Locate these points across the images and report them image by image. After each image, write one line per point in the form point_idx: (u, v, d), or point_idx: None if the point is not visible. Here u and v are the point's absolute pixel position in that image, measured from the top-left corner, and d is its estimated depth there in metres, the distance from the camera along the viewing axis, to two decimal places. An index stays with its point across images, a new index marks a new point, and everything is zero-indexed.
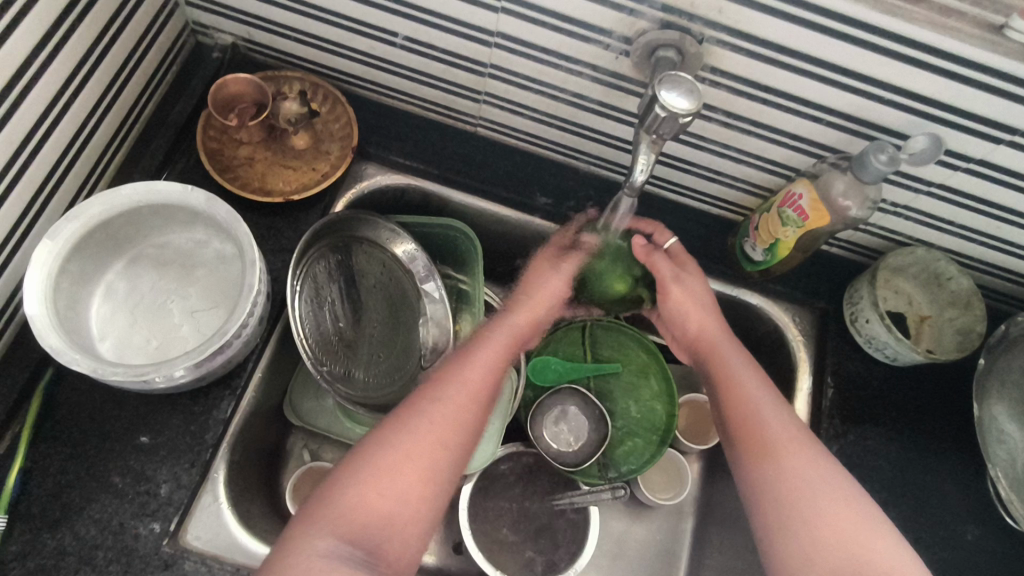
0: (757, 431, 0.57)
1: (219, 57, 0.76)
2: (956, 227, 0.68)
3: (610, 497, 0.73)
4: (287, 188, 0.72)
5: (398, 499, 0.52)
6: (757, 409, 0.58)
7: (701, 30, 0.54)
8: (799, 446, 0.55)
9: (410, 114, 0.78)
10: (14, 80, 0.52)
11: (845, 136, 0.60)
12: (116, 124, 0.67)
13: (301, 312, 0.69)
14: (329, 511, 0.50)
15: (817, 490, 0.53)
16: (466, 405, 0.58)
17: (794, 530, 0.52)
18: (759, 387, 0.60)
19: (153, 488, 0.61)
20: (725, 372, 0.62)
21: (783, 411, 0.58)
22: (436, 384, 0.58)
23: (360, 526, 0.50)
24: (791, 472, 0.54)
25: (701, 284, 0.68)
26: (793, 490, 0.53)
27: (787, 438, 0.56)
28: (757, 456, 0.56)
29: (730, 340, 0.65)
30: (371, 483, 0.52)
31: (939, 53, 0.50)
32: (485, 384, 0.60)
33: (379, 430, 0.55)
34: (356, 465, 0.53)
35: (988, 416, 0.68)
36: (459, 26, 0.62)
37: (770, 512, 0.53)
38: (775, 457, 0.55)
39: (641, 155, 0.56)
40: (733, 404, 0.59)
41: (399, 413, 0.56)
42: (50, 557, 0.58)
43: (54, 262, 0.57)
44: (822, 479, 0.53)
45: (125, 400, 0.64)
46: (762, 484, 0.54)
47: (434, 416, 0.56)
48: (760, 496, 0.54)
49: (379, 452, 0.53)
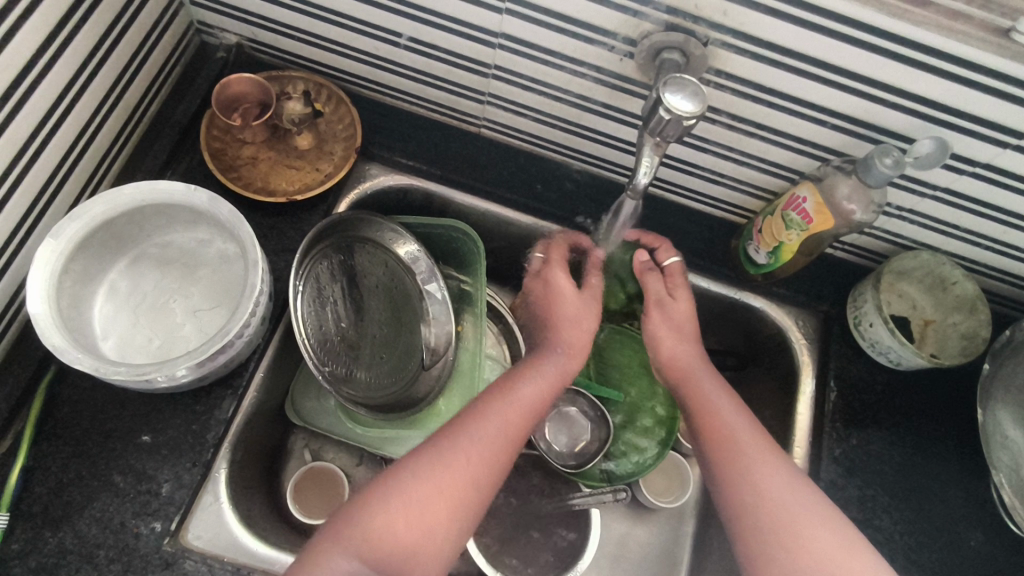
0: (727, 447, 0.57)
1: (223, 57, 0.76)
2: (961, 231, 0.68)
3: (612, 499, 0.74)
4: (290, 189, 0.72)
5: (429, 529, 0.52)
6: (730, 428, 0.59)
7: (706, 33, 0.54)
8: (771, 463, 0.56)
9: (414, 115, 0.78)
10: (19, 80, 0.52)
11: (850, 140, 0.60)
12: (120, 124, 0.67)
13: (303, 313, 0.69)
14: (359, 529, 0.50)
15: (793, 504, 0.53)
16: (506, 438, 0.58)
17: (773, 548, 0.52)
18: (737, 405, 0.61)
19: (155, 487, 0.61)
20: (701, 397, 0.62)
21: (756, 431, 0.58)
22: (478, 413, 0.59)
23: (387, 552, 0.50)
24: (767, 487, 0.54)
25: (687, 311, 0.68)
26: (769, 509, 0.53)
27: (760, 456, 0.56)
28: (732, 474, 0.56)
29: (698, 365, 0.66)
30: (406, 510, 0.52)
31: (945, 55, 0.49)
32: (527, 418, 0.61)
33: (419, 456, 0.55)
34: (391, 488, 0.53)
35: (992, 421, 0.68)
36: (463, 27, 0.62)
37: (748, 533, 0.53)
38: (748, 472, 0.55)
39: (646, 158, 0.56)
40: (705, 425, 0.60)
41: (441, 440, 0.56)
42: (51, 556, 0.58)
43: (57, 261, 0.57)
44: (796, 495, 0.54)
45: (127, 399, 0.64)
46: (739, 502, 0.54)
47: (477, 449, 0.56)
48: (738, 515, 0.54)
49: (418, 477, 0.53)
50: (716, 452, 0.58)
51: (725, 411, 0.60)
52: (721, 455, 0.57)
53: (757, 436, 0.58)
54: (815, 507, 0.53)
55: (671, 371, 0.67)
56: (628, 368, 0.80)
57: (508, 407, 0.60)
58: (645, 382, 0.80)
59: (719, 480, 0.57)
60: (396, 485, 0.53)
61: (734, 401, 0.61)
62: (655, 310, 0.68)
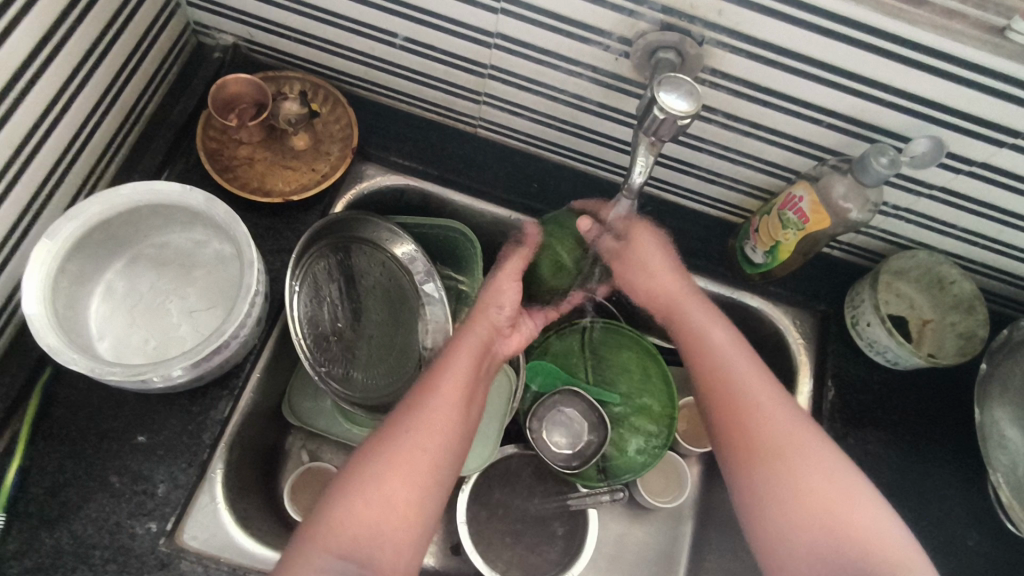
0: (749, 446, 0.57)
1: (219, 57, 0.76)
2: (959, 231, 0.68)
3: (609, 499, 0.75)
4: (286, 189, 0.72)
5: (387, 512, 0.52)
6: (751, 424, 0.58)
7: (702, 32, 0.54)
8: (805, 467, 0.55)
9: (411, 115, 0.78)
10: (14, 81, 0.52)
11: (845, 139, 0.60)
12: (116, 125, 0.67)
13: (300, 312, 0.68)
14: (324, 526, 0.51)
15: (824, 516, 0.53)
16: (448, 413, 0.58)
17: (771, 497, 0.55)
18: (761, 394, 0.59)
19: (151, 488, 0.61)
20: (706, 356, 0.63)
21: (756, 368, 0.61)
22: (417, 395, 0.58)
23: (353, 540, 0.51)
24: (792, 494, 0.54)
25: (650, 249, 0.72)
26: (775, 456, 0.56)
27: (765, 396, 0.59)
28: (750, 478, 0.56)
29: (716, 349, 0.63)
30: (360, 495, 0.52)
31: (939, 54, 0.49)
32: (465, 385, 0.60)
33: (366, 446, 0.55)
34: (347, 479, 0.53)
35: (989, 420, 0.67)
36: (458, 27, 0.62)
37: (753, 492, 0.56)
38: (760, 424, 0.57)
39: (641, 156, 0.56)
40: (727, 420, 0.59)
41: (386, 425, 0.57)
42: (47, 556, 0.58)
43: (53, 261, 0.57)
44: (796, 434, 0.56)
45: (124, 399, 0.64)
46: (747, 464, 0.57)
47: (420, 425, 0.56)
48: (743, 471, 0.57)
49: (367, 462, 0.54)
50: (733, 450, 0.58)
51: (746, 403, 0.59)
52: (741, 454, 0.57)
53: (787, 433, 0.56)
54: (846, 517, 0.52)
55: (687, 345, 0.65)
56: (624, 368, 0.80)
57: (439, 382, 0.59)
58: (642, 379, 0.79)
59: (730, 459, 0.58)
60: (348, 476, 0.53)
61: (755, 378, 0.60)
62: (620, 261, 0.73)
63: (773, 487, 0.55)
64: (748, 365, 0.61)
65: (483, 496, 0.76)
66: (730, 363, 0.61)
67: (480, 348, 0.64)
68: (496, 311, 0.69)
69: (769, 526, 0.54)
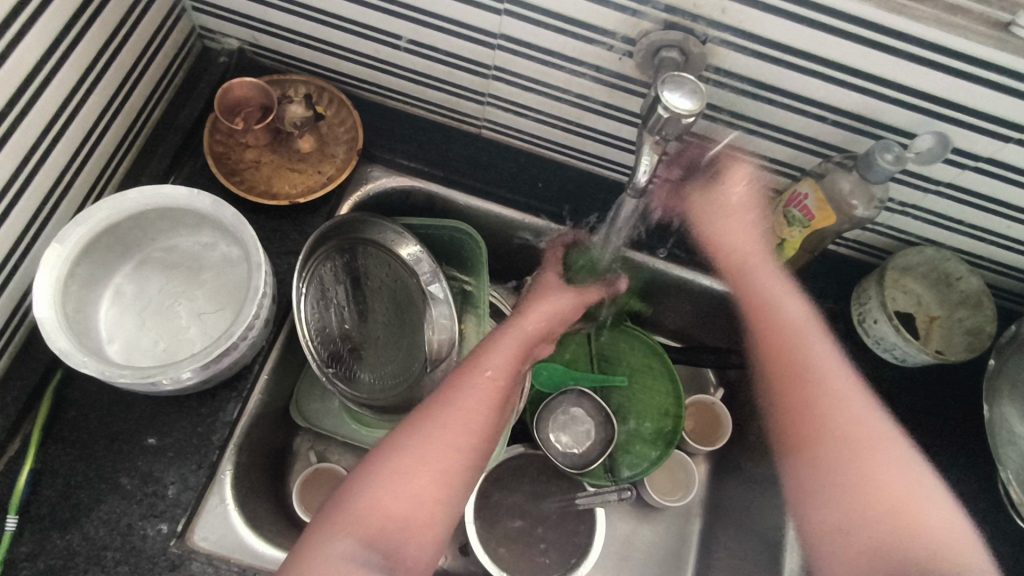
0: (812, 440, 0.60)
1: (225, 62, 0.76)
2: (966, 227, 0.67)
3: (617, 499, 0.73)
4: (292, 192, 0.72)
5: (417, 498, 0.55)
6: (827, 421, 0.60)
7: (705, 31, 0.54)
8: (867, 460, 0.58)
9: (415, 117, 0.79)
10: (23, 87, 0.53)
11: (849, 136, 0.60)
12: (123, 130, 0.68)
13: (307, 313, 0.69)
14: (351, 513, 0.53)
15: (880, 507, 0.56)
16: (483, 410, 0.60)
17: (857, 491, 0.58)
18: (827, 382, 0.61)
19: (161, 489, 0.62)
20: (777, 334, 0.64)
21: (832, 357, 0.63)
22: (452, 387, 0.60)
23: (380, 528, 0.53)
24: (849, 490, 0.58)
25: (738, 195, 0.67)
26: (844, 442, 0.59)
27: (841, 396, 0.61)
28: (812, 467, 0.60)
29: (799, 332, 0.64)
30: (391, 485, 0.54)
31: (942, 49, 0.49)
32: (502, 382, 0.62)
33: (403, 432, 0.58)
34: (383, 467, 0.55)
35: (998, 416, 0.67)
36: (462, 29, 0.62)
37: (833, 489, 0.59)
38: (824, 403, 0.61)
39: (644, 157, 0.57)
40: (805, 410, 0.61)
41: (423, 412, 0.59)
42: (60, 557, 0.59)
43: (63, 265, 0.58)
44: (861, 407, 0.61)
45: (134, 401, 0.64)
46: (814, 458, 0.60)
47: (452, 418, 0.58)
48: (812, 466, 0.60)
49: (403, 452, 0.56)
50: (791, 434, 0.62)
51: (820, 392, 0.61)
52: (800, 439, 0.61)
53: (859, 427, 0.60)
54: (905, 505, 0.56)
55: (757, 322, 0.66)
56: (629, 364, 0.81)
57: (478, 376, 0.61)
58: (647, 377, 0.80)
59: (793, 457, 0.62)
60: (380, 466, 0.55)
61: (831, 370, 0.62)
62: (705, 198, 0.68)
63: (826, 476, 0.59)
64: (830, 359, 0.63)
65: (491, 496, 0.77)
66: (815, 354, 0.63)
67: (526, 343, 0.67)
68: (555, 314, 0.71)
69: (822, 508, 0.59)
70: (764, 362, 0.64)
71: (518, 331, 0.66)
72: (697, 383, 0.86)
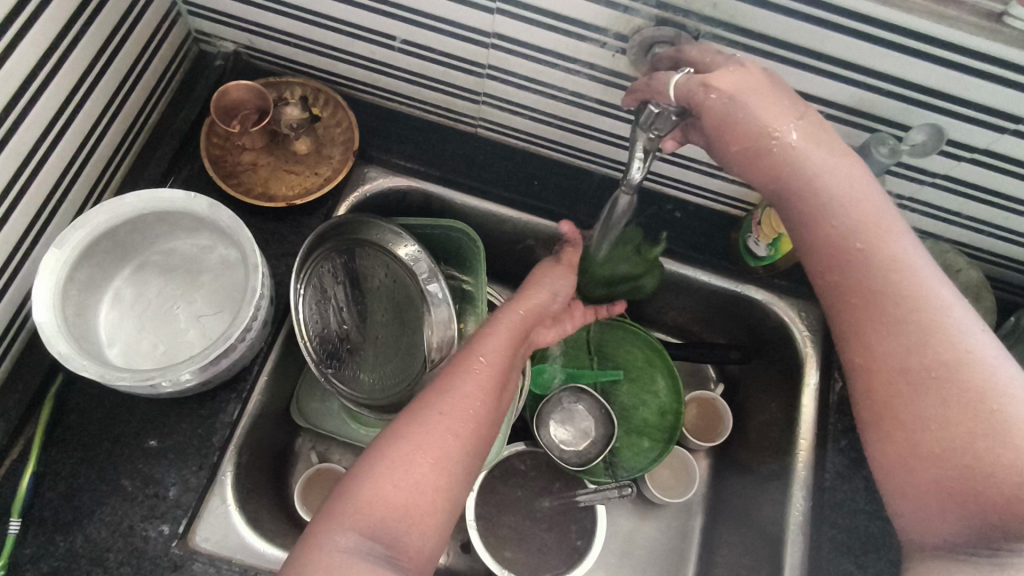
0: (882, 385, 0.46)
1: (221, 64, 0.76)
2: (964, 219, 0.67)
3: (618, 495, 0.75)
4: (289, 194, 0.73)
5: (418, 485, 0.48)
6: (877, 351, 0.46)
7: (697, 26, 0.54)
8: (956, 413, 0.42)
9: (412, 117, 0.79)
10: (19, 94, 0.53)
11: (844, 129, 0.60)
12: (121, 135, 0.68)
13: (305, 316, 0.69)
14: (349, 504, 0.47)
15: (946, 452, 0.42)
16: (480, 395, 0.54)
17: (904, 435, 0.44)
18: (900, 306, 0.45)
19: (162, 490, 0.62)
20: (827, 248, 0.49)
21: (891, 262, 0.46)
22: (450, 376, 0.55)
23: (383, 519, 0.47)
24: (911, 434, 0.44)
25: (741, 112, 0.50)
26: (908, 382, 0.44)
27: (913, 327, 0.45)
28: (886, 427, 0.46)
29: (853, 239, 0.48)
30: (389, 473, 0.48)
31: (935, 42, 0.49)
32: (496, 367, 0.57)
33: (400, 423, 0.52)
34: (379, 457, 0.49)
35: None
36: (455, 27, 0.62)
37: (932, 448, 0.43)
38: (880, 333, 0.46)
39: (637, 152, 0.56)
40: (850, 346, 0.48)
41: (418, 403, 0.53)
42: (63, 559, 0.59)
43: (62, 270, 0.58)
44: (937, 335, 0.44)
45: (135, 404, 0.65)
46: (878, 406, 0.46)
47: (451, 406, 0.53)
48: (870, 410, 0.47)
49: (395, 445, 0.50)
50: (869, 390, 0.47)
51: (884, 325, 0.46)
52: (866, 392, 0.47)
53: (938, 357, 0.43)
54: (987, 450, 0.41)
55: (807, 226, 0.50)
56: (629, 360, 0.81)
57: (472, 363, 0.56)
58: (648, 374, 0.80)
59: (870, 411, 0.47)
60: (381, 455, 0.49)
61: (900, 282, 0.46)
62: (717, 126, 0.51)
63: (910, 433, 0.44)
64: (894, 275, 0.46)
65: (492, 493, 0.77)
66: (872, 273, 0.47)
67: (521, 328, 0.62)
68: (552, 301, 0.67)
69: (924, 477, 0.43)
70: (821, 280, 0.50)
71: (514, 321, 0.62)
72: (697, 378, 0.87)
